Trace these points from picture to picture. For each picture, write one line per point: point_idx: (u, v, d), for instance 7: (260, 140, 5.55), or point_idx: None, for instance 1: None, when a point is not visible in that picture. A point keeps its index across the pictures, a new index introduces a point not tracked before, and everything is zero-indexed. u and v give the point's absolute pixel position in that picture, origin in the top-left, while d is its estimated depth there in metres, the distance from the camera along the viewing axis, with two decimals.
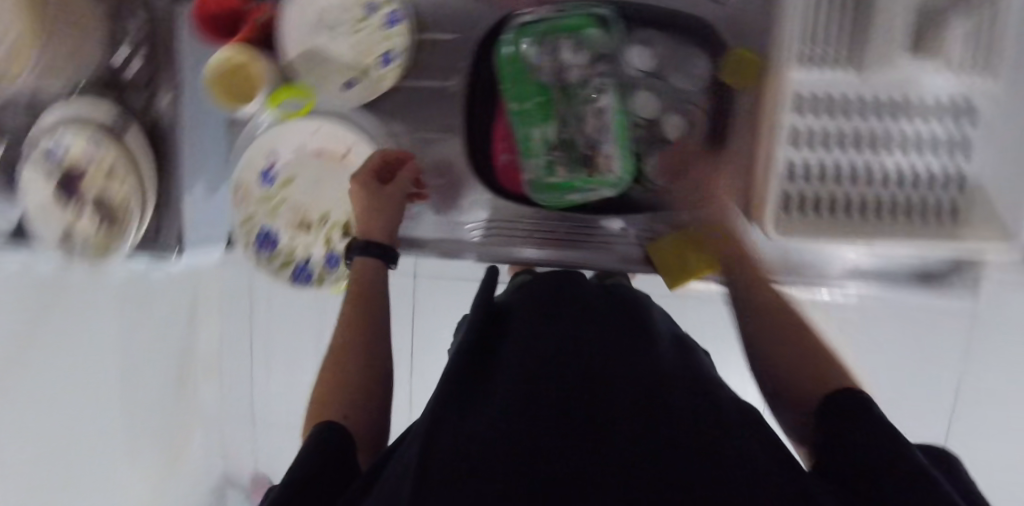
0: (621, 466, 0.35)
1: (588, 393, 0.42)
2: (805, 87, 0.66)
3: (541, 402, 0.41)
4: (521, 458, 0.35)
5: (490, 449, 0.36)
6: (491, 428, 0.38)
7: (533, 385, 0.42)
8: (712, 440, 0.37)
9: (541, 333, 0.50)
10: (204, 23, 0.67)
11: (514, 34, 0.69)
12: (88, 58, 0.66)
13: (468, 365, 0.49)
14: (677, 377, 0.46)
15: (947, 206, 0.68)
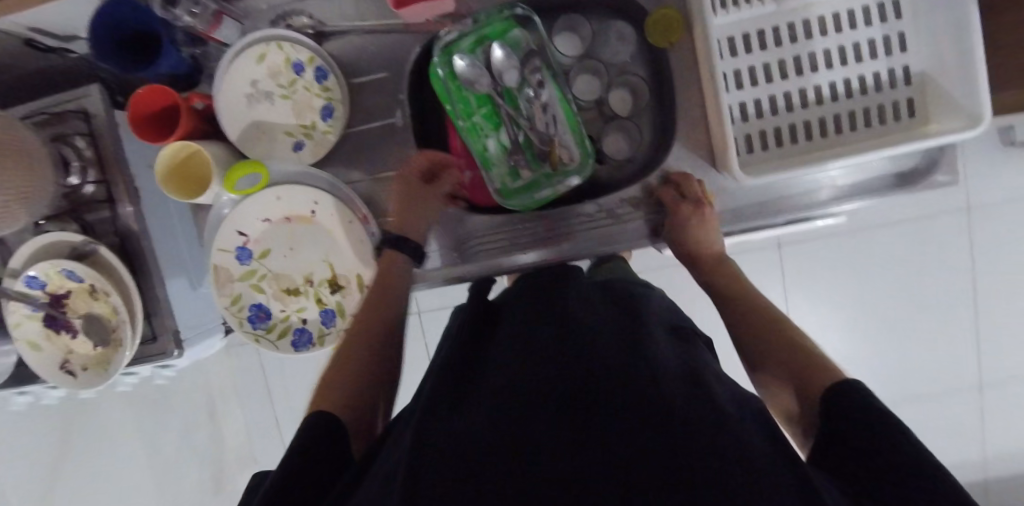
0: (616, 466, 0.36)
1: (584, 384, 0.43)
2: (733, 28, 0.69)
3: (539, 403, 0.42)
4: (511, 459, 0.38)
5: (489, 462, 0.38)
6: (490, 438, 0.40)
7: (530, 385, 0.44)
8: (707, 424, 0.38)
9: (533, 331, 0.51)
10: (139, 126, 0.66)
11: (441, 55, 0.69)
12: (40, 192, 0.66)
13: (472, 372, 0.51)
14: (680, 366, 0.45)
15: (904, 107, 0.69)
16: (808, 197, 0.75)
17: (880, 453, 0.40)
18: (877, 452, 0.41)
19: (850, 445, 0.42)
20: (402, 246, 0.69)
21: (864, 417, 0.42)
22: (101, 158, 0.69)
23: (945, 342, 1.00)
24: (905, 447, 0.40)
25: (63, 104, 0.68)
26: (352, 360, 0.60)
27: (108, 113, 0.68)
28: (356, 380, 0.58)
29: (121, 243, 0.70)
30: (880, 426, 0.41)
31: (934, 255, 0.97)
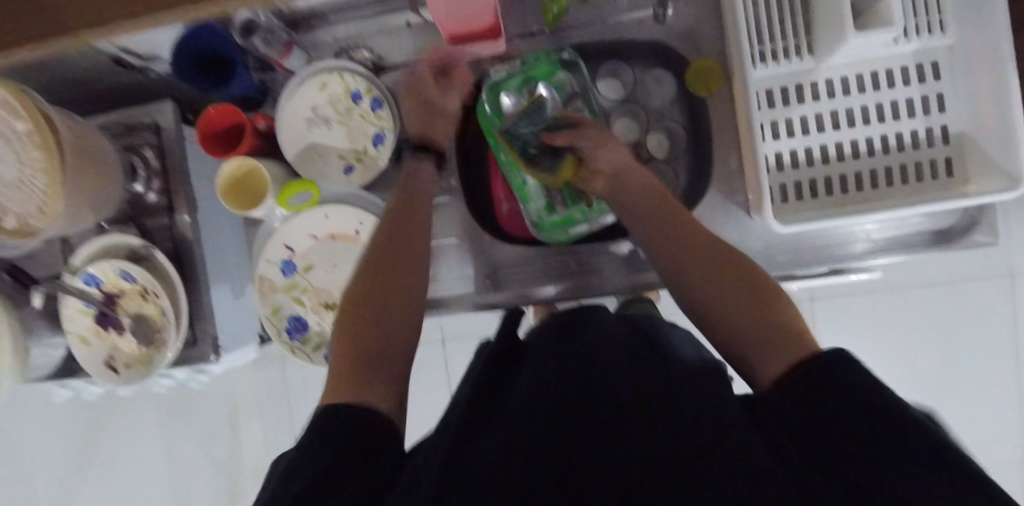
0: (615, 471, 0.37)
1: (590, 386, 0.44)
2: (774, 81, 0.71)
3: (547, 403, 0.43)
4: (517, 459, 0.39)
5: (485, 464, 0.39)
6: (493, 444, 0.41)
7: (533, 391, 0.44)
8: (703, 422, 0.39)
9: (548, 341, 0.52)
10: (207, 142, 0.71)
11: (489, 92, 0.75)
12: (108, 195, 0.71)
13: (482, 388, 0.51)
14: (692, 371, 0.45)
15: (941, 166, 0.70)
16: (842, 248, 0.75)
17: (867, 424, 0.38)
18: (858, 418, 0.38)
19: (819, 408, 0.40)
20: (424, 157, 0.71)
21: (846, 376, 0.40)
22: (166, 168, 0.74)
23: (980, 412, 0.97)
24: (900, 418, 0.38)
25: (137, 117, 0.74)
26: (372, 299, 0.58)
27: (177, 127, 0.74)
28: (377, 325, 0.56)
29: (175, 249, 0.75)
30: (865, 388, 0.40)
31: (970, 319, 0.95)
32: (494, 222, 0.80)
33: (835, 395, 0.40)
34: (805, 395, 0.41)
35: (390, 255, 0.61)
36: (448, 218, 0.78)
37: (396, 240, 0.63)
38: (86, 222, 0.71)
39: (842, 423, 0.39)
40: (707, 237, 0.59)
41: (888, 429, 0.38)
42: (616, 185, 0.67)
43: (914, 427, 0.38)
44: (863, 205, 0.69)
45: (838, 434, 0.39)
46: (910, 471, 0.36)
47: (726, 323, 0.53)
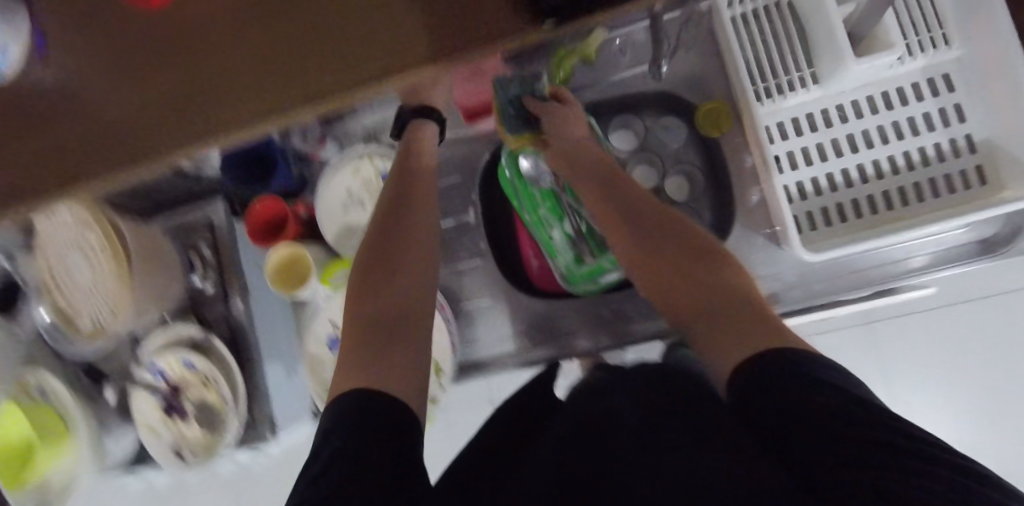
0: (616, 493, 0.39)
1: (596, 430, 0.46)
2: (783, 115, 0.72)
3: (558, 449, 0.46)
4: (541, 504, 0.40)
5: None
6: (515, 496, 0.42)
7: (553, 449, 0.46)
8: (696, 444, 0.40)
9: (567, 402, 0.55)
10: (255, 232, 0.77)
11: (508, 158, 0.77)
12: (171, 289, 0.77)
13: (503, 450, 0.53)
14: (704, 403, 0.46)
15: (972, 175, 0.68)
16: (884, 270, 0.73)
17: (846, 409, 0.39)
18: (835, 401, 0.39)
19: (793, 391, 0.40)
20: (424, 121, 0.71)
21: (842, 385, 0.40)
22: (220, 261, 0.81)
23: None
24: (877, 408, 0.39)
25: (193, 218, 0.82)
26: (374, 287, 0.58)
27: (229, 223, 0.81)
28: (380, 310, 0.56)
29: (232, 335, 0.80)
30: (840, 380, 0.41)
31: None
32: (527, 280, 0.82)
33: (811, 381, 0.40)
34: (779, 376, 0.41)
35: (389, 244, 0.61)
36: (481, 281, 0.81)
37: (392, 237, 0.62)
38: (152, 316, 0.77)
39: (820, 409, 0.39)
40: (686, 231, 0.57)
41: (866, 416, 0.38)
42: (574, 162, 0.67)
43: (890, 415, 0.39)
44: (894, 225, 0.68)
45: (817, 420, 0.39)
46: (895, 455, 0.36)
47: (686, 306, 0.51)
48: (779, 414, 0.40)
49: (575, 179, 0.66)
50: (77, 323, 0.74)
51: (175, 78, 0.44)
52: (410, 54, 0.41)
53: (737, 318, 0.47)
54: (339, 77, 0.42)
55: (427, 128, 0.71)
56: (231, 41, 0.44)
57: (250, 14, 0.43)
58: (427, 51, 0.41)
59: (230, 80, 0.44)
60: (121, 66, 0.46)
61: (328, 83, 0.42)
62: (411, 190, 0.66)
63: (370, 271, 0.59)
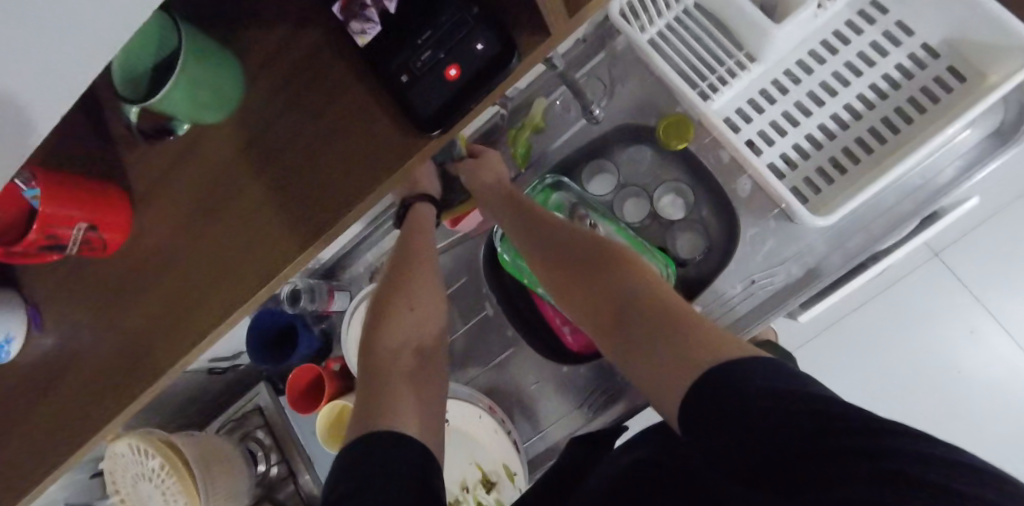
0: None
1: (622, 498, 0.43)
2: (737, 101, 0.71)
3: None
4: None
5: None
6: None
7: None
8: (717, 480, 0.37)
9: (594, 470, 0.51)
10: (298, 401, 0.79)
11: (503, 243, 0.78)
12: (241, 483, 0.79)
13: None
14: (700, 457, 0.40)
15: (948, 78, 0.63)
16: (914, 199, 0.68)
17: (816, 417, 0.33)
18: (796, 412, 0.34)
19: (754, 404, 0.36)
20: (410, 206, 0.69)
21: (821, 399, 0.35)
22: (279, 442, 0.83)
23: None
24: (853, 409, 0.33)
25: (243, 409, 0.85)
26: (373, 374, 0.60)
27: (275, 401, 0.83)
28: (365, 403, 0.55)
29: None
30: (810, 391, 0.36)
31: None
32: (563, 349, 0.78)
33: (762, 392, 0.36)
34: (733, 388, 0.38)
35: (397, 322, 0.63)
36: (523, 366, 0.80)
37: (378, 315, 0.65)
38: None
39: (778, 419, 0.35)
40: (620, 260, 0.55)
41: (831, 421, 0.33)
42: (521, 223, 0.65)
43: (868, 415, 0.33)
44: (892, 160, 0.64)
45: (781, 433, 0.34)
46: (869, 459, 0.30)
47: (628, 331, 0.49)
48: (743, 437, 0.36)
49: (523, 243, 0.65)
50: None
51: (164, 296, 0.49)
52: (344, 192, 0.43)
53: (672, 339, 0.45)
54: (286, 240, 0.45)
55: (426, 207, 0.70)
56: (186, 249, 0.48)
57: (194, 218, 0.47)
58: (356, 184, 0.43)
59: (205, 280, 0.47)
60: (117, 305, 0.50)
61: (281, 247, 0.45)
62: (414, 259, 0.67)
63: (374, 353, 0.61)
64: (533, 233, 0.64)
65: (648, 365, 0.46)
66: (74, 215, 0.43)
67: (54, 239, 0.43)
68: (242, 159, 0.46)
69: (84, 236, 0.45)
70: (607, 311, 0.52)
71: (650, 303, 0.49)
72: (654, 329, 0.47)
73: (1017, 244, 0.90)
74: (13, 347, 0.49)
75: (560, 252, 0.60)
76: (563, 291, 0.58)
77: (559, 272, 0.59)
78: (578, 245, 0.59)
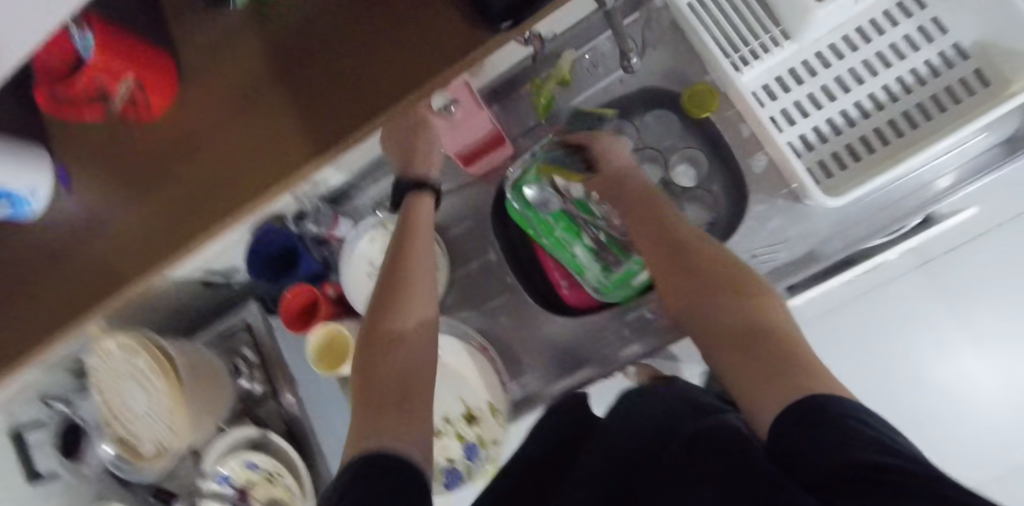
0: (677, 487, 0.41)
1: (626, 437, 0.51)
2: (765, 77, 0.72)
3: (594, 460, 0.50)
4: None
5: None
6: None
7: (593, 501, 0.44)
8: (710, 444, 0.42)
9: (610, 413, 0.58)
10: (290, 322, 0.79)
11: (513, 190, 0.78)
12: (225, 399, 0.79)
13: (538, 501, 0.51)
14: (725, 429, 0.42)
15: (973, 81, 0.65)
16: (918, 196, 0.70)
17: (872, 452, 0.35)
18: (858, 451, 0.35)
19: (819, 429, 0.38)
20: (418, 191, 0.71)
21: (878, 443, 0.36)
22: (264, 360, 0.81)
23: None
24: (911, 461, 0.34)
25: (230, 325, 0.84)
26: (382, 359, 0.60)
27: (264, 321, 0.82)
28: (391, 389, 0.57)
29: (289, 429, 0.80)
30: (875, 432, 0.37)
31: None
32: (559, 301, 0.81)
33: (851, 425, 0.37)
34: (819, 415, 0.38)
35: (408, 304, 0.64)
36: (518, 315, 0.80)
37: (384, 291, 0.65)
38: (211, 426, 0.77)
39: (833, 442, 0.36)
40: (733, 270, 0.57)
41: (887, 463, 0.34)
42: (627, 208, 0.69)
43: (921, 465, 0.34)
44: (908, 154, 0.66)
45: (834, 459, 0.36)
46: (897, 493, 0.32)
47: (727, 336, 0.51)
48: (806, 452, 0.37)
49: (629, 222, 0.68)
50: (138, 449, 0.75)
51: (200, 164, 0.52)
52: (372, 87, 0.44)
53: (775, 361, 0.46)
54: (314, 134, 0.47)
55: (425, 201, 0.72)
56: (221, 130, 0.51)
57: (231, 94, 0.50)
58: (380, 81, 0.44)
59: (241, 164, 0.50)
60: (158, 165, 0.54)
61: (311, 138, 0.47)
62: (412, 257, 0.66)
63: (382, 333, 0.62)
64: (645, 218, 0.66)
65: (743, 372, 0.47)
66: (118, 69, 0.47)
67: (101, 89, 0.49)
68: (281, 44, 0.48)
69: (130, 92, 0.48)
70: (714, 312, 0.54)
71: (770, 333, 0.49)
72: (757, 344, 0.48)
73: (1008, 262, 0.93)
74: (38, 199, 0.55)
75: (661, 244, 0.63)
76: (662, 279, 0.61)
77: (663, 258, 0.62)
78: (694, 242, 0.60)
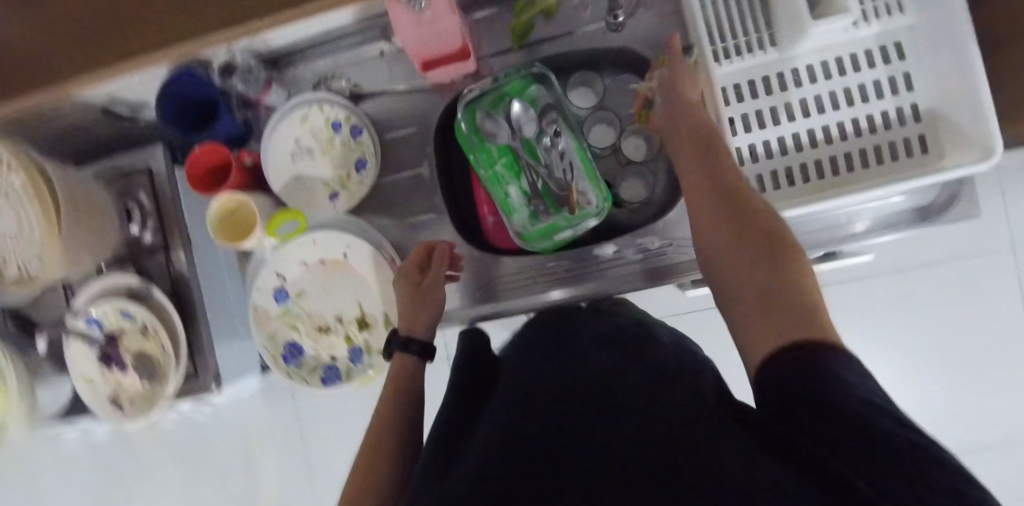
0: (665, 481, 0.38)
1: (554, 396, 0.49)
2: (739, 76, 0.71)
3: (524, 427, 0.46)
4: (543, 473, 0.42)
5: (493, 453, 0.45)
6: (500, 442, 0.46)
7: (522, 422, 0.47)
8: (671, 422, 0.42)
9: (539, 364, 0.55)
10: (196, 180, 0.74)
11: (465, 111, 0.75)
12: (108, 239, 0.74)
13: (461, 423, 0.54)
14: (659, 375, 0.48)
15: (915, 144, 0.68)
16: (830, 234, 0.74)
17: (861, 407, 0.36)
18: (853, 412, 0.35)
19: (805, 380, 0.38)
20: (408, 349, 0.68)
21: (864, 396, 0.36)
22: (161, 209, 0.76)
23: (998, 390, 0.95)
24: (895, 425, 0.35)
25: (130, 164, 0.77)
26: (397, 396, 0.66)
27: (168, 170, 0.76)
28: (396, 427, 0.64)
29: (173, 287, 0.76)
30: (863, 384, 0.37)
31: (964, 293, 0.96)
32: (481, 235, 0.81)
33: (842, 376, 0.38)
34: (805, 361, 0.40)
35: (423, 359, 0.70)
36: (435, 237, 0.78)
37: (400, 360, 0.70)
38: (87, 263, 0.73)
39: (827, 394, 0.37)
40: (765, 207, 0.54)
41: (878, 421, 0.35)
42: (673, 119, 0.65)
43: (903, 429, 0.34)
44: (848, 189, 0.67)
45: (833, 430, 0.35)
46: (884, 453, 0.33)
47: (743, 273, 0.51)
48: (791, 400, 0.38)
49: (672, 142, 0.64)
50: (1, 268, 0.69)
51: None
52: None
53: (786, 319, 0.45)
54: None
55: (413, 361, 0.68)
56: None
57: None
58: None
59: None
60: None
61: None
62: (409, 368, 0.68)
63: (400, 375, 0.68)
64: (694, 150, 0.61)
65: (752, 314, 0.48)
66: None
67: None
68: None
69: None
70: (747, 232, 0.52)
71: (799, 284, 0.48)
72: (771, 287, 0.48)
73: (900, 303, 0.98)
74: None
75: (697, 165, 0.60)
76: (702, 222, 0.56)
77: (696, 178, 0.59)
78: (741, 186, 0.56)
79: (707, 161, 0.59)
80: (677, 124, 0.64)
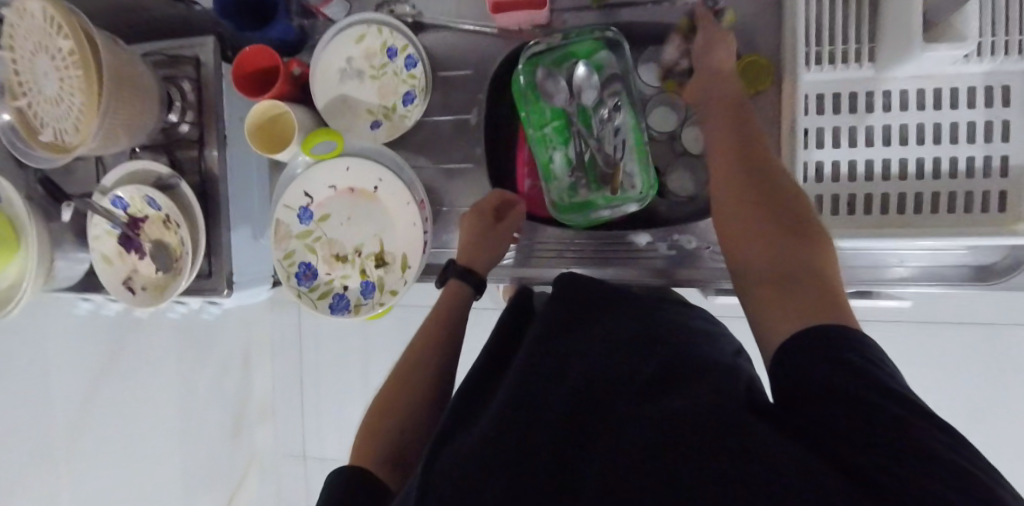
0: (665, 483, 0.36)
1: (561, 370, 0.48)
2: (821, 87, 0.66)
3: (530, 402, 0.45)
4: (550, 453, 0.41)
5: (499, 429, 0.43)
6: (506, 417, 0.44)
7: (529, 396, 0.46)
8: (678, 411, 0.40)
9: (539, 344, 0.52)
10: (242, 80, 0.71)
11: (527, 64, 0.72)
12: (145, 122, 0.73)
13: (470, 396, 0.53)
14: (678, 368, 0.46)
15: (994, 201, 0.62)
16: (875, 273, 0.70)
17: (875, 401, 0.38)
18: (887, 407, 0.37)
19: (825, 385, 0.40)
20: (466, 278, 0.72)
21: (883, 395, 0.38)
22: (202, 103, 0.75)
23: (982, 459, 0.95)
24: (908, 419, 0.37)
25: (179, 50, 0.76)
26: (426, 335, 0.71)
27: (215, 65, 0.74)
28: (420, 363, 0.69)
29: (201, 183, 0.76)
30: (885, 379, 0.39)
31: (990, 364, 0.92)
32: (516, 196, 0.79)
33: (854, 371, 0.39)
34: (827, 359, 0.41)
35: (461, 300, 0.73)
36: (467, 187, 0.77)
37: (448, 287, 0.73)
38: (121, 144, 0.72)
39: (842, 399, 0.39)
40: (795, 196, 0.54)
41: (890, 417, 0.37)
42: (707, 84, 0.63)
43: (913, 421, 0.37)
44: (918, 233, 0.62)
45: (848, 422, 0.38)
46: (898, 444, 0.35)
47: (757, 253, 0.51)
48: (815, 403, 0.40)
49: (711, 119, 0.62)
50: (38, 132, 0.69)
51: None
52: None
53: (807, 304, 0.46)
54: None
55: (462, 290, 0.72)
56: None
57: None
58: None
59: None
60: None
61: None
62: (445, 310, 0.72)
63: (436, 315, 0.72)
64: (733, 137, 0.59)
65: (767, 298, 0.49)
66: None
67: None
68: None
69: None
70: (766, 214, 0.53)
71: (815, 265, 0.49)
72: (785, 269, 0.49)
73: (919, 353, 0.94)
74: None
75: (727, 145, 0.58)
76: (724, 206, 0.56)
77: (724, 158, 0.58)
78: (776, 175, 0.55)
79: (750, 156, 0.57)
80: (717, 96, 0.62)
